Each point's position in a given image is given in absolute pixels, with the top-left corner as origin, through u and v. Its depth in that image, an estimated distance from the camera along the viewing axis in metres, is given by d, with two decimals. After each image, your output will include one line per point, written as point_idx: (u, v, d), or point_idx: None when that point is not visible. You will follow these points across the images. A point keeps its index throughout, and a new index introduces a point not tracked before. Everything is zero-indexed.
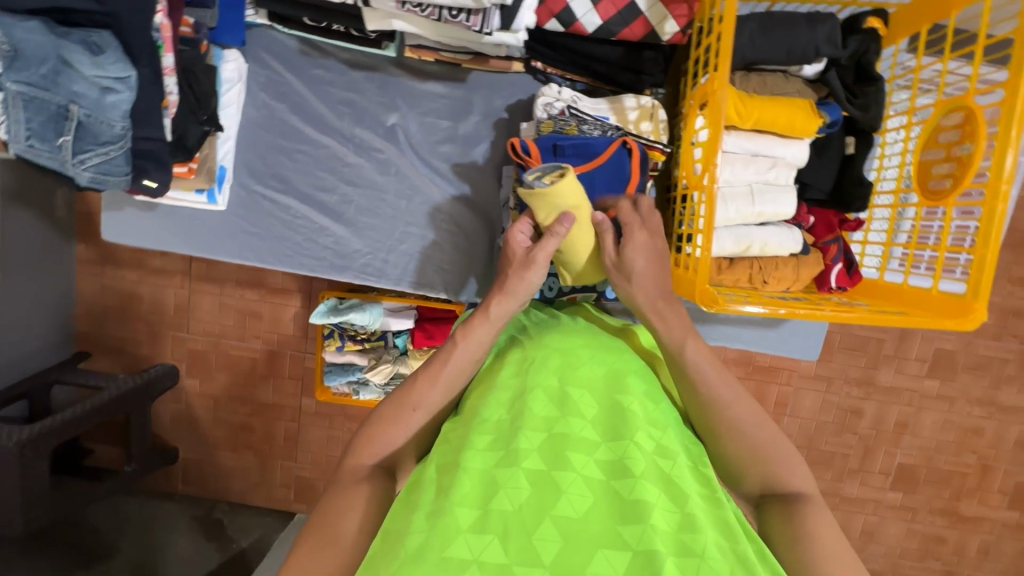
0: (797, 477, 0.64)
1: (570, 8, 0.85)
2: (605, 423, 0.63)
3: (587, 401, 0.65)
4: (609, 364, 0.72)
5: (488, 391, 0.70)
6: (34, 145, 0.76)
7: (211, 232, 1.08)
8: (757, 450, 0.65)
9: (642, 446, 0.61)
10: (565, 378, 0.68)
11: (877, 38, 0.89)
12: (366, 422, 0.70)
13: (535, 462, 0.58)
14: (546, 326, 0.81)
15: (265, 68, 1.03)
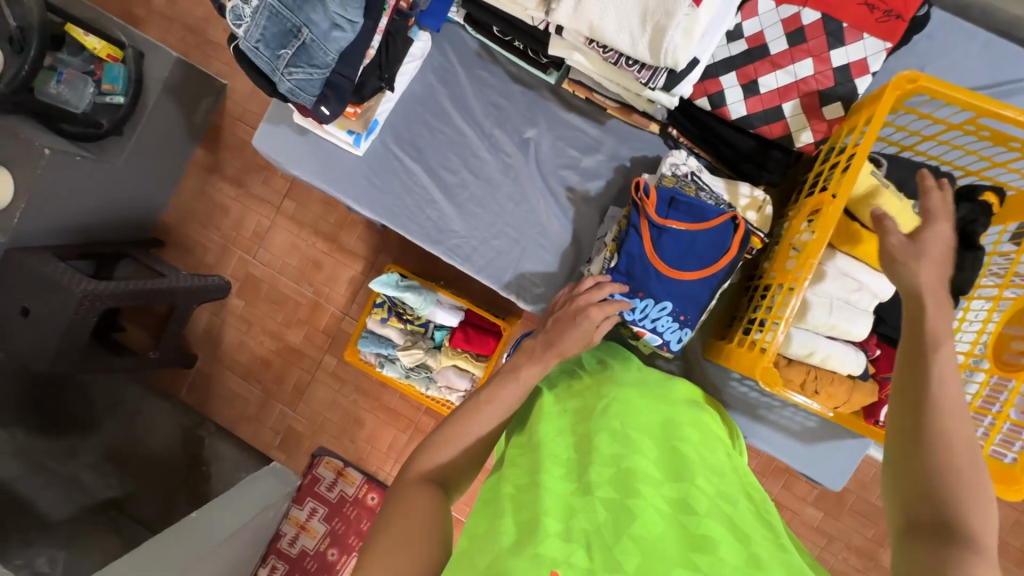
0: (980, 523, 0.54)
1: (723, 94, 0.96)
2: (668, 463, 0.66)
3: (647, 443, 0.69)
4: (671, 420, 0.76)
5: (556, 429, 0.73)
6: (260, 48, 0.90)
7: (341, 169, 1.21)
8: (951, 477, 0.57)
9: (703, 488, 0.63)
10: (625, 420, 0.71)
11: (989, 212, 0.94)
12: (424, 441, 0.76)
13: (608, 492, 0.61)
14: (607, 375, 0.84)
15: (442, 56, 1.19)
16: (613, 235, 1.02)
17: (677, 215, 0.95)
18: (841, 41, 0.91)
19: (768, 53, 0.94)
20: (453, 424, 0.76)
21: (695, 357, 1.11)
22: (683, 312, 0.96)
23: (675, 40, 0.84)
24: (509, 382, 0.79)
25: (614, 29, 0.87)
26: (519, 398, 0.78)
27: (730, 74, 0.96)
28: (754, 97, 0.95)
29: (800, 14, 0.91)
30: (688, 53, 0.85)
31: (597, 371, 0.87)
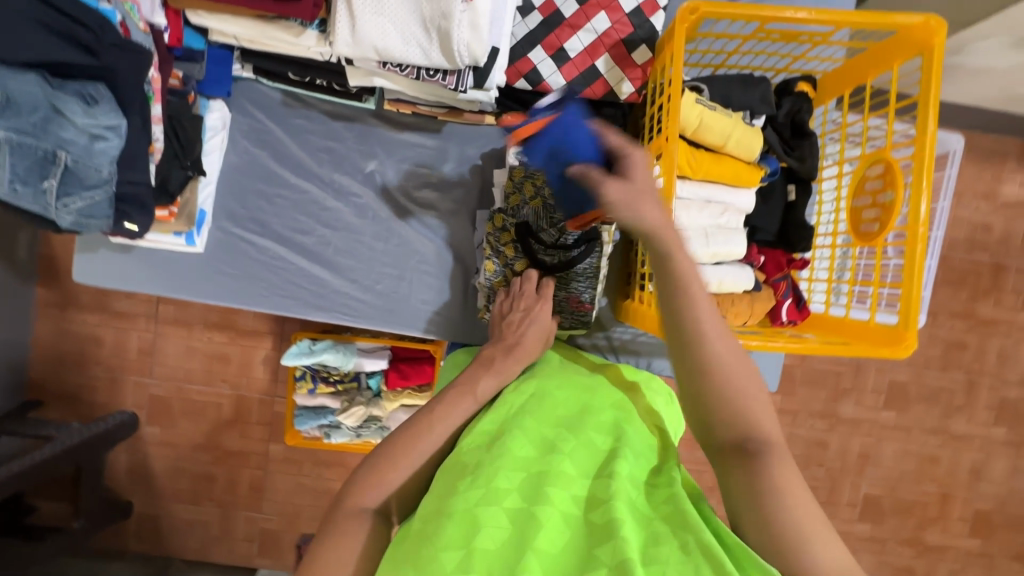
0: (764, 423, 0.55)
1: (536, 70, 0.94)
2: (583, 458, 0.62)
3: (565, 439, 0.65)
4: (590, 405, 0.73)
5: (472, 438, 0.68)
6: (18, 189, 0.76)
7: (187, 272, 1.09)
8: (720, 389, 0.55)
9: (620, 472, 0.59)
10: (544, 424, 0.68)
11: (808, 100, 1.00)
12: (364, 461, 0.65)
13: (514, 501, 0.56)
14: (525, 374, 0.81)
15: (248, 117, 1.08)
16: (492, 238, 1.01)
17: (536, 145, 0.78)
18: None
19: (562, 18, 0.92)
20: (397, 441, 0.66)
21: (608, 323, 1.12)
22: (583, 300, 0.98)
23: (464, 36, 0.79)
24: (465, 398, 0.73)
25: (402, 45, 0.82)
26: (473, 410, 0.73)
27: (537, 48, 0.93)
28: (567, 64, 0.94)
29: None
30: (481, 46, 0.81)
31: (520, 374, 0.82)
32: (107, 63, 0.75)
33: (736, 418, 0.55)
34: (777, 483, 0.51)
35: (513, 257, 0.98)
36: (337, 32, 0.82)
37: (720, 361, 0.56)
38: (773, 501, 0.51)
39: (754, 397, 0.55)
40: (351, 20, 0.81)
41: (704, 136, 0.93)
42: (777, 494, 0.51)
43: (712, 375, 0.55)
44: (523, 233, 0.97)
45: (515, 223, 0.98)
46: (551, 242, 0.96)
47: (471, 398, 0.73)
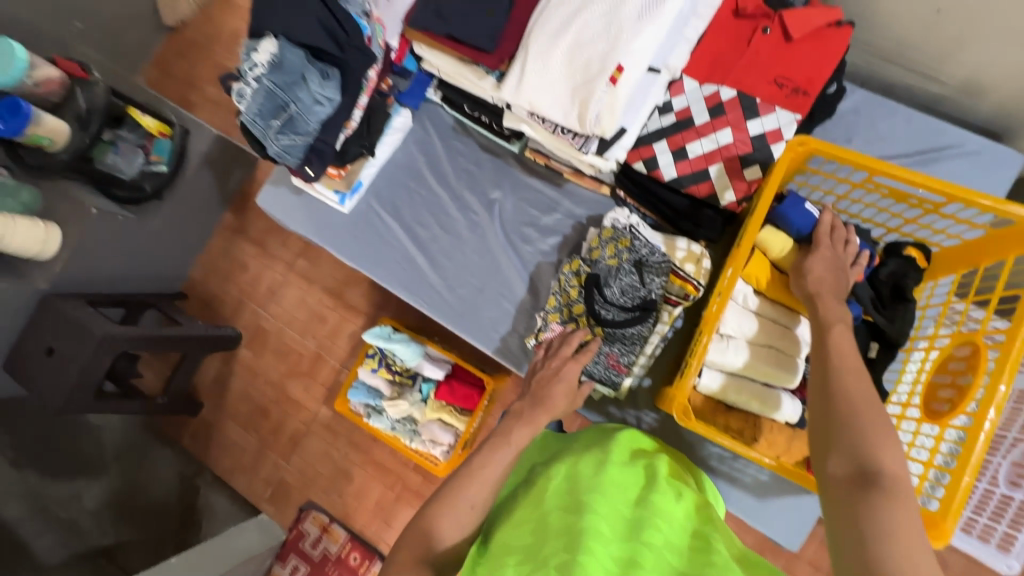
0: (897, 466, 0.61)
1: (655, 158, 1.08)
2: (621, 527, 0.69)
3: (602, 506, 0.71)
4: (612, 469, 0.80)
5: (512, 523, 0.75)
6: (256, 119, 1.07)
7: (328, 225, 1.36)
8: (865, 437, 0.63)
9: (653, 544, 0.67)
10: (577, 489, 0.74)
11: (915, 266, 0.99)
12: (417, 516, 0.78)
13: (558, 557, 0.63)
14: (544, 460, 0.89)
15: (423, 130, 1.36)
16: (565, 276, 1.14)
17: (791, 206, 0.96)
18: (755, 113, 1.02)
19: (692, 124, 1.05)
20: (446, 500, 0.77)
21: (642, 404, 1.14)
22: (621, 361, 1.08)
23: (599, 110, 0.96)
24: (501, 446, 0.83)
25: (550, 104, 1.01)
26: (510, 458, 0.82)
27: (662, 141, 1.07)
28: (684, 161, 1.06)
29: (718, 92, 1.04)
30: (611, 122, 0.97)
31: (538, 465, 0.88)
32: (346, 57, 1.07)
33: (871, 454, 0.61)
34: (897, 522, 0.55)
35: (574, 299, 1.11)
36: (507, 81, 1.04)
37: (859, 408, 0.65)
38: (888, 525, 0.55)
39: (898, 438, 0.63)
40: (520, 75, 1.02)
41: (788, 261, 0.97)
42: (890, 527, 0.55)
43: (857, 417, 0.65)
44: (590, 282, 1.08)
45: (588, 272, 1.11)
46: (611, 298, 1.07)
47: (507, 445, 0.84)
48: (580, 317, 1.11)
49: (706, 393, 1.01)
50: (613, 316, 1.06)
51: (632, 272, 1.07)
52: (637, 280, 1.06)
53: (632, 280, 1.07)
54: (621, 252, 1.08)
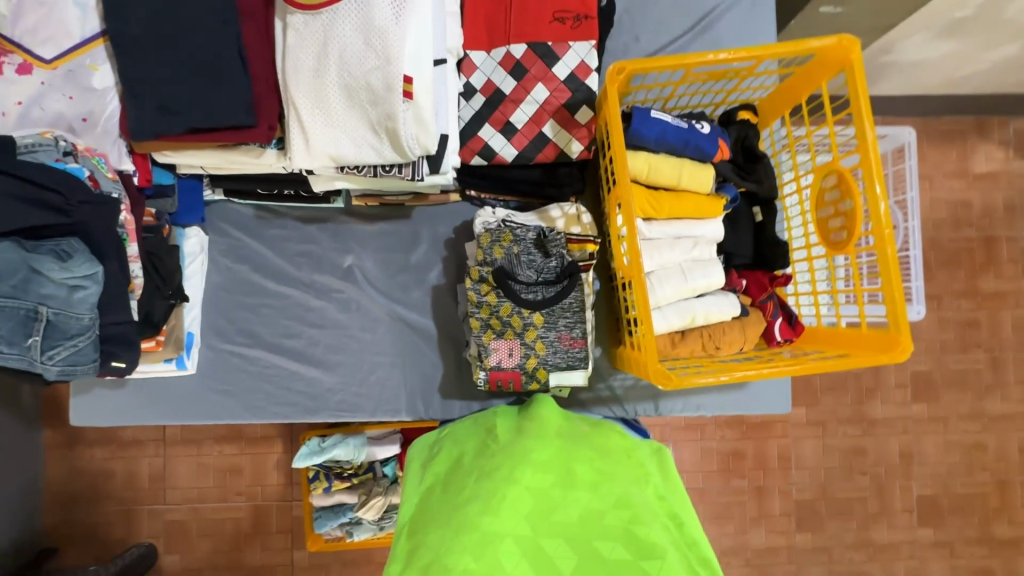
0: None
1: (488, 145, 0.99)
2: (584, 486, 0.80)
3: (569, 475, 0.81)
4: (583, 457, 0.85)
5: (476, 474, 0.84)
6: (3, 350, 0.78)
7: (181, 397, 1.09)
8: None
9: (612, 497, 0.78)
10: (550, 461, 0.83)
11: (751, 125, 1.04)
12: None
13: (521, 507, 0.75)
14: (513, 435, 0.91)
15: (224, 236, 1.11)
16: (471, 291, 0.97)
17: (651, 121, 0.93)
18: (554, 58, 0.96)
19: (503, 95, 0.97)
20: None
21: (607, 372, 1.11)
22: (576, 336, 0.97)
23: (411, 131, 0.83)
24: None
25: (354, 149, 0.85)
26: None
27: (485, 126, 0.98)
28: (516, 135, 0.98)
29: (509, 52, 0.96)
30: (429, 136, 0.85)
31: (505, 439, 0.90)
32: (77, 219, 0.79)
33: None
34: None
35: (496, 305, 0.96)
36: (292, 147, 0.85)
37: None
38: None
39: None
40: (303, 134, 0.84)
41: (657, 178, 0.97)
42: None
43: None
44: (501, 277, 0.95)
45: (491, 270, 0.97)
46: (529, 280, 0.97)
47: None
48: (512, 318, 0.96)
49: (659, 335, 0.99)
50: (545, 295, 0.97)
51: (535, 251, 0.99)
52: (541, 256, 0.99)
53: (537, 260, 0.99)
54: (509, 248, 0.98)
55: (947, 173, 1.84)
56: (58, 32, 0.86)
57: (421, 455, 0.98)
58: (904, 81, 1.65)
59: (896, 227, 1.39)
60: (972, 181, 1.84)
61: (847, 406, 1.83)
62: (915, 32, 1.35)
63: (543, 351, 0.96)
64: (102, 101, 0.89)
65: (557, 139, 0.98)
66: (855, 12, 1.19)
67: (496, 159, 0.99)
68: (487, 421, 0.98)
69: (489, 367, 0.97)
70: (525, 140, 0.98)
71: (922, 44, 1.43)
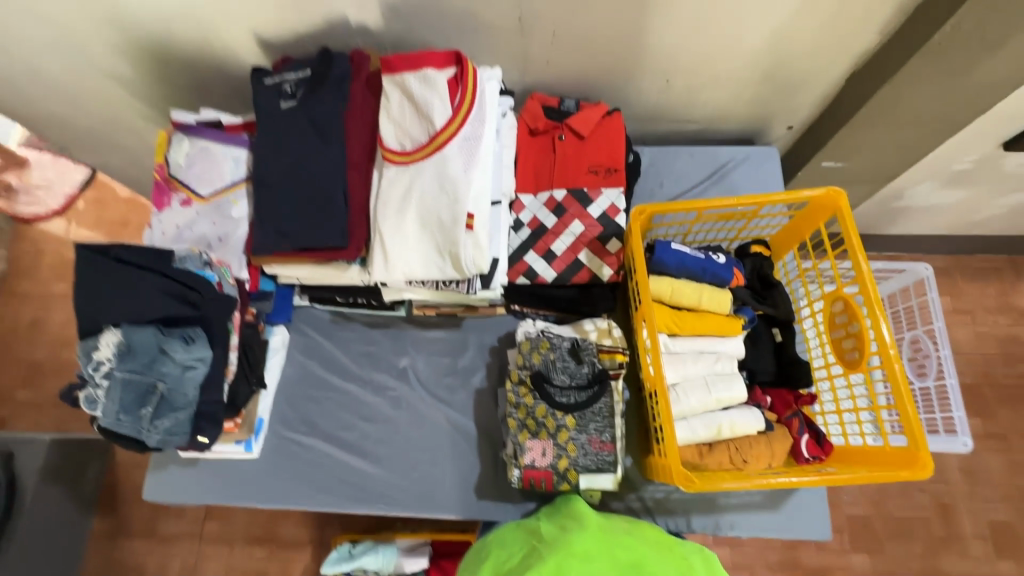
0: None
1: (531, 267, 1.17)
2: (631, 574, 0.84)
3: (615, 566, 0.86)
4: (628, 545, 0.90)
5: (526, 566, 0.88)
6: (121, 417, 0.94)
7: (242, 479, 1.20)
8: None
9: None
10: (594, 553, 0.88)
11: (764, 257, 1.18)
12: None
13: None
14: (558, 530, 0.95)
15: (303, 335, 1.30)
16: (511, 393, 1.09)
17: (672, 251, 1.09)
18: (589, 200, 1.17)
19: (546, 228, 1.18)
20: None
21: (638, 483, 1.14)
22: (605, 439, 1.04)
23: (470, 255, 1.03)
24: None
25: (423, 267, 1.05)
26: None
27: (530, 252, 1.17)
28: (555, 260, 1.17)
29: (552, 195, 1.19)
30: (484, 259, 1.04)
31: (549, 536, 0.94)
32: (204, 312, 0.99)
33: None
34: None
35: (532, 406, 1.06)
36: (374, 264, 1.06)
37: None
38: None
39: None
40: (383, 255, 1.05)
41: (679, 299, 1.10)
42: None
43: None
44: (538, 381, 1.07)
45: (529, 373, 1.09)
46: (563, 384, 1.07)
47: None
48: (546, 420, 1.05)
49: (685, 445, 1.04)
50: (577, 399, 1.06)
51: (569, 358, 1.10)
52: (575, 363, 1.10)
53: (571, 366, 1.09)
54: (547, 355, 1.10)
55: (985, 309, 1.87)
56: (215, 177, 1.16)
57: (470, 561, 1.02)
58: (922, 222, 1.78)
59: (929, 356, 1.43)
60: (1015, 318, 1.86)
61: (916, 556, 1.67)
62: (919, 183, 1.52)
63: (574, 452, 1.03)
64: (235, 226, 1.15)
65: (590, 265, 1.16)
66: (855, 166, 1.38)
67: (538, 279, 1.17)
68: (531, 525, 1.01)
69: (523, 465, 1.04)
70: (562, 265, 1.16)
71: (930, 192, 1.58)
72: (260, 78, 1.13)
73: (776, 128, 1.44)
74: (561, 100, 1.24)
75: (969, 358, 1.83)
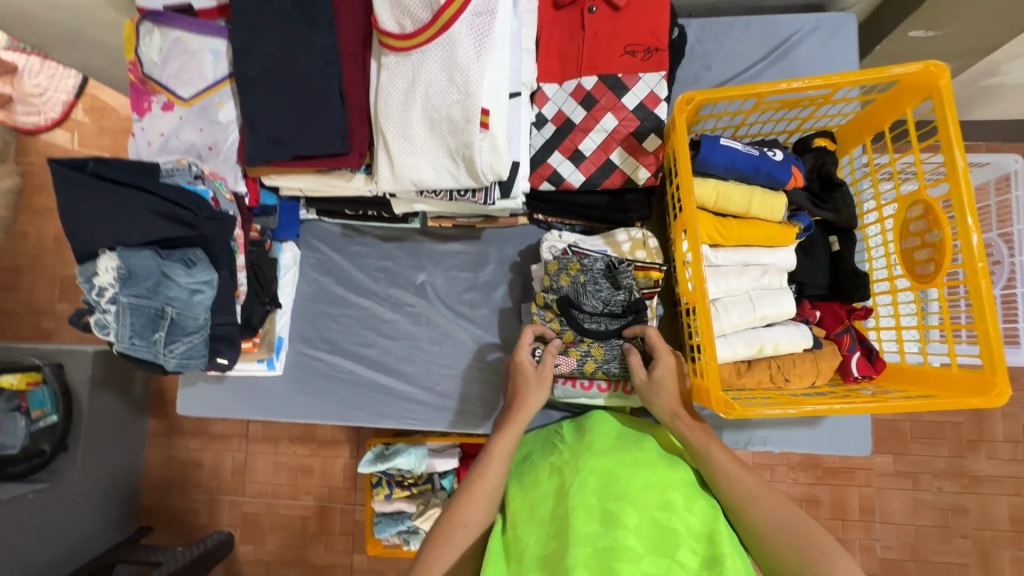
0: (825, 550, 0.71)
1: (557, 171, 1.03)
2: (644, 475, 0.80)
3: (632, 467, 0.81)
4: (651, 465, 0.82)
5: (544, 472, 0.86)
6: (136, 342, 0.91)
7: (269, 394, 1.21)
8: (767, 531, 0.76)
9: (670, 490, 0.78)
10: (608, 451, 0.86)
11: (828, 153, 1.01)
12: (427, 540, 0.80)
13: (588, 491, 0.77)
14: (580, 444, 0.89)
15: (314, 251, 1.23)
16: (538, 316, 1.04)
17: (721, 149, 0.93)
18: (624, 89, 1.00)
19: (574, 124, 1.02)
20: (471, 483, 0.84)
21: None
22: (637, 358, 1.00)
23: (487, 158, 0.89)
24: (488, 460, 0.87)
25: (434, 175, 0.92)
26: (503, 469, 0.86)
27: (555, 153, 1.03)
28: (584, 162, 1.02)
29: (581, 84, 1.01)
30: (502, 164, 0.91)
31: (572, 440, 0.93)
32: (201, 232, 0.92)
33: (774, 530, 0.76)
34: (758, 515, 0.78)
35: (558, 331, 1.01)
36: (380, 171, 0.94)
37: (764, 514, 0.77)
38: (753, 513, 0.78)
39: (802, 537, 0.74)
40: (389, 161, 0.93)
41: (725, 206, 0.97)
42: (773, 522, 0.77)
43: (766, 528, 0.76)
44: (566, 306, 0.99)
45: (557, 297, 1.01)
46: (594, 310, 1.00)
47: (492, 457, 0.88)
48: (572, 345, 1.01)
49: (722, 364, 0.97)
50: (608, 324, 1.00)
51: (602, 280, 1.01)
52: (608, 285, 1.02)
53: (604, 289, 1.01)
54: (576, 277, 1.01)
55: None
56: (195, 76, 1.02)
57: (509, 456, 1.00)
58: (1011, 105, 1.53)
59: (1001, 263, 1.29)
60: None
61: (942, 458, 1.66)
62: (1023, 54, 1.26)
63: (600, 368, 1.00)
64: (224, 132, 1.03)
65: (624, 167, 1.01)
66: (950, 35, 1.13)
67: (563, 184, 1.03)
68: (555, 431, 0.99)
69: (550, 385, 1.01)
70: (591, 167, 1.02)
71: None
72: None
73: None
74: None
75: None
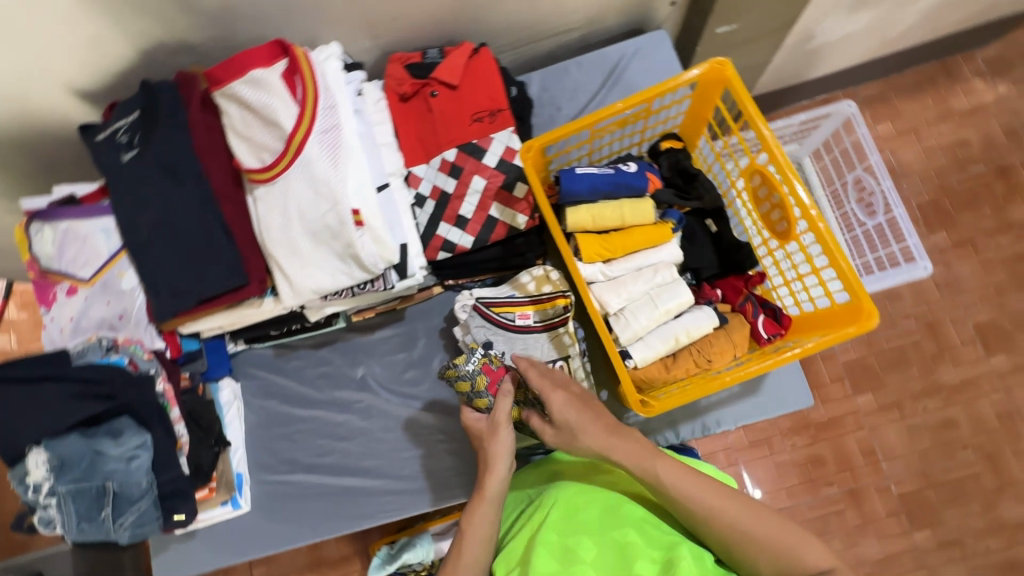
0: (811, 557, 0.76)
1: (446, 240, 1.11)
2: (600, 505, 0.90)
3: (588, 498, 0.91)
4: (603, 492, 0.92)
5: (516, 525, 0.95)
6: (85, 527, 0.92)
7: (242, 534, 1.19)
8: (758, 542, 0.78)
9: (626, 513, 0.87)
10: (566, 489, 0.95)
11: (678, 151, 1.13)
12: None
13: (550, 532, 0.87)
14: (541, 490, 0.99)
15: (253, 379, 1.25)
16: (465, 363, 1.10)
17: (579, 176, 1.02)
18: (482, 151, 1.09)
19: (449, 194, 1.10)
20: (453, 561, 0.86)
21: (618, 410, 1.13)
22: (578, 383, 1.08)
23: (371, 251, 0.96)
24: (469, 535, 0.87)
25: (330, 279, 0.98)
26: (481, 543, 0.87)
27: (441, 224, 1.11)
28: (468, 224, 1.11)
29: (444, 158, 1.10)
30: (389, 250, 0.98)
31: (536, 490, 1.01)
32: (122, 399, 0.94)
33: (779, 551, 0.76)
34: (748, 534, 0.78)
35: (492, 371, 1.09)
36: (280, 291, 1.00)
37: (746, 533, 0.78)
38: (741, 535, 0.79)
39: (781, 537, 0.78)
40: (286, 278, 0.99)
41: (603, 223, 1.05)
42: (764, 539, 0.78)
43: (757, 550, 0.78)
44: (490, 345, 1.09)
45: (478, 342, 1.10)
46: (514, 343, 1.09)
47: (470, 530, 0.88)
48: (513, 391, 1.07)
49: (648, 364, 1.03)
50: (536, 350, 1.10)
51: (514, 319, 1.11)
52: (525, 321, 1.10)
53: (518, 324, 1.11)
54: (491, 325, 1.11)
55: (928, 122, 1.84)
56: (91, 256, 1.06)
57: None
58: (843, 56, 1.71)
59: (875, 193, 1.44)
60: (961, 121, 1.83)
61: (915, 380, 1.71)
62: (824, 18, 1.44)
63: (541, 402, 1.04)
64: (131, 298, 1.07)
65: (504, 216, 1.11)
66: (751, 23, 1.29)
67: (456, 248, 1.11)
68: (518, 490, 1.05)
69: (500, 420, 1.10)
70: (475, 226, 1.11)
71: (841, 23, 1.50)
72: (92, 135, 1.03)
73: (659, 8, 1.32)
74: (423, 54, 1.15)
75: (923, 176, 1.81)
